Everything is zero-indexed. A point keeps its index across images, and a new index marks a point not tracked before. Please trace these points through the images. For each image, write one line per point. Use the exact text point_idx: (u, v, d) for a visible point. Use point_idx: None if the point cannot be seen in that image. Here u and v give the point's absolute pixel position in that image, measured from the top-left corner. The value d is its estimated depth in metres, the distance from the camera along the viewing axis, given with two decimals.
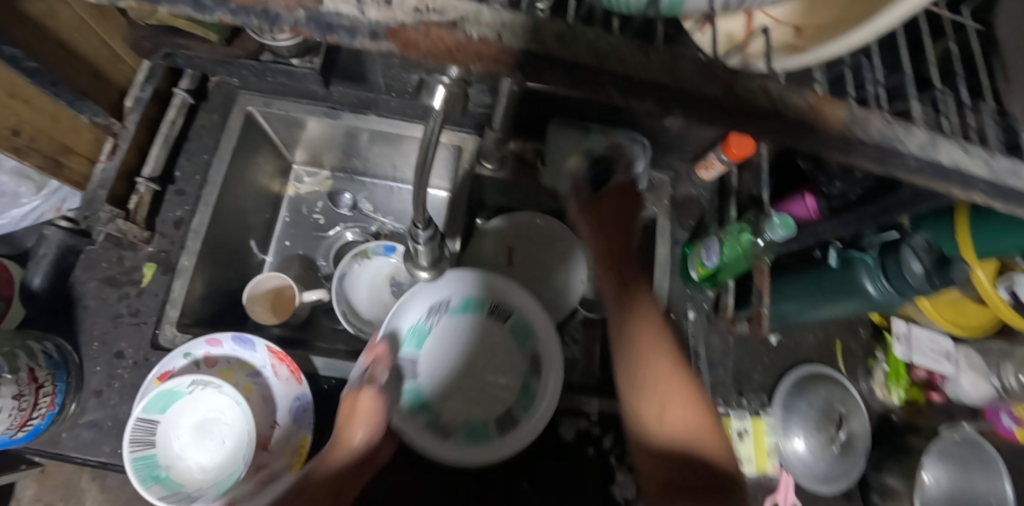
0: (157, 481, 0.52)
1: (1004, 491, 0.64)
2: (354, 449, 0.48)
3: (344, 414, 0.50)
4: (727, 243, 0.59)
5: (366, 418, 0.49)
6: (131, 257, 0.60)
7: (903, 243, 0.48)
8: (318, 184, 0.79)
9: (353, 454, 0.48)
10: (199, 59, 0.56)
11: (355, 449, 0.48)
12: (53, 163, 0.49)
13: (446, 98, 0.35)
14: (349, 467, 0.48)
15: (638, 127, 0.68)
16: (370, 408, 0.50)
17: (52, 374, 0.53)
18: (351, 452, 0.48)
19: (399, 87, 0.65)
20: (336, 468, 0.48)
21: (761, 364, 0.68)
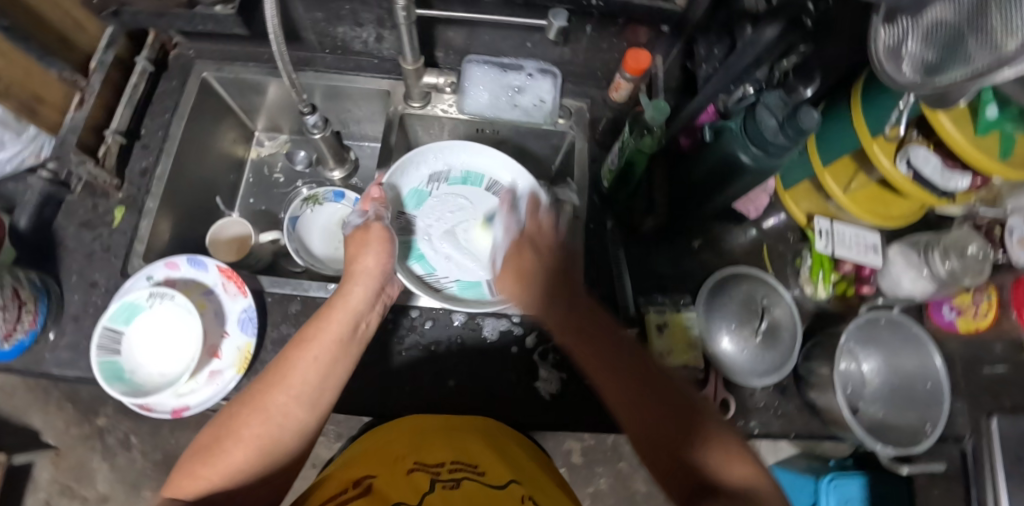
0: (120, 381, 0.59)
1: (933, 362, 0.65)
2: (354, 301, 0.52)
3: (355, 246, 0.57)
4: (624, 142, 0.66)
5: (377, 247, 0.57)
6: (104, 203, 0.69)
7: (761, 102, 0.52)
8: (277, 147, 0.88)
9: (353, 306, 0.52)
10: (143, 14, 0.61)
11: (360, 306, 0.52)
12: (27, 109, 0.60)
13: None
14: (350, 324, 0.51)
15: (547, 60, 0.74)
16: (379, 235, 0.58)
17: (35, 296, 0.61)
18: (355, 309, 0.52)
19: (331, 43, 0.74)
20: (339, 327, 0.50)
21: (682, 267, 0.73)
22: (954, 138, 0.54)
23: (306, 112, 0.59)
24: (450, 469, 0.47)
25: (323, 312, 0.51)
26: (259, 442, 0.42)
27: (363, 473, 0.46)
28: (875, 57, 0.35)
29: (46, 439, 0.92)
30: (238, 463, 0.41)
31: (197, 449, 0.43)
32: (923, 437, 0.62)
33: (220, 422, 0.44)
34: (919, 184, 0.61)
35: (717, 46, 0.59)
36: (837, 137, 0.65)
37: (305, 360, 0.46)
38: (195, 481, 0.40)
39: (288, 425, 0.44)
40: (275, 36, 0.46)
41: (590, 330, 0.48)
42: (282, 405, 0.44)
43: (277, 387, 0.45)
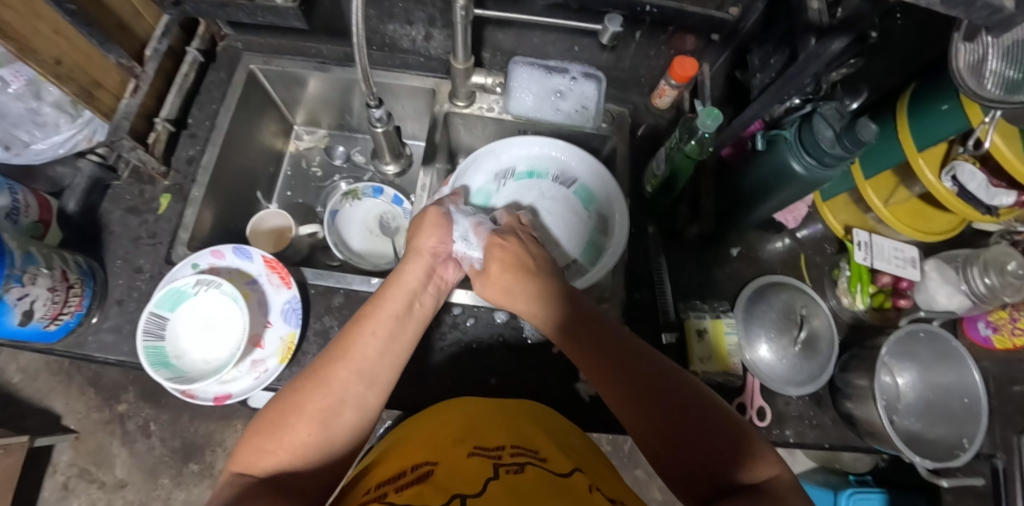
0: (165, 367, 0.59)
1: (972, 377, 0.64)
2: (408, 283, 0.51)
3: (416, 227, 0.57)
4: (671, 148, 0.65)
5: (432, 231, 0.56)
6: (150, 190, 0.70)
7: (817, 113, 0.53)
8: (315, 141, 0.89)
9: (408, 287, 0.51)
10: (203, 4, 0.61)
11: (411, 285, 0.51)
12: (86, 93, 0.60)
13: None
14: (405, 303, 0.49)
15: (591, 64, 0.75)
16: (435, 221, 0.56)
17: (81, 279, 0.62)
18: (408, 288, 0.51)
19: (379, 40, 0.75)
20: (395, 304, 0.48)
21: (722, 275, 0.73)
22: (1005, 157, 0.54)
23: (373, 106, 0.58)
24: (512, 452, 0.43)
25: (381, 291, 0.50)
26: (327, 415, 0.39)
27: (420, 459, 0.43)
28: (959, 73, 0.36)
29: (66, 424, 0.87)
30: (304, 436, 0.38)
31: (260, 425, 0.39)
32: (959, 452, 0.62)
33: (285, 395, 0.41)
34: (961, 198, 0.61)
35: (774, 57, 0.58)
36: (883, 151, 0.65)
37: (365, 335, 0.44)
38: (262, 455, 0.37)
39: (351, 401, 0.41)
40: (358, 33, 0.45)
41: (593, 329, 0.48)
42: (345, 379, 0.41)
43: (338, 361, 0.42)
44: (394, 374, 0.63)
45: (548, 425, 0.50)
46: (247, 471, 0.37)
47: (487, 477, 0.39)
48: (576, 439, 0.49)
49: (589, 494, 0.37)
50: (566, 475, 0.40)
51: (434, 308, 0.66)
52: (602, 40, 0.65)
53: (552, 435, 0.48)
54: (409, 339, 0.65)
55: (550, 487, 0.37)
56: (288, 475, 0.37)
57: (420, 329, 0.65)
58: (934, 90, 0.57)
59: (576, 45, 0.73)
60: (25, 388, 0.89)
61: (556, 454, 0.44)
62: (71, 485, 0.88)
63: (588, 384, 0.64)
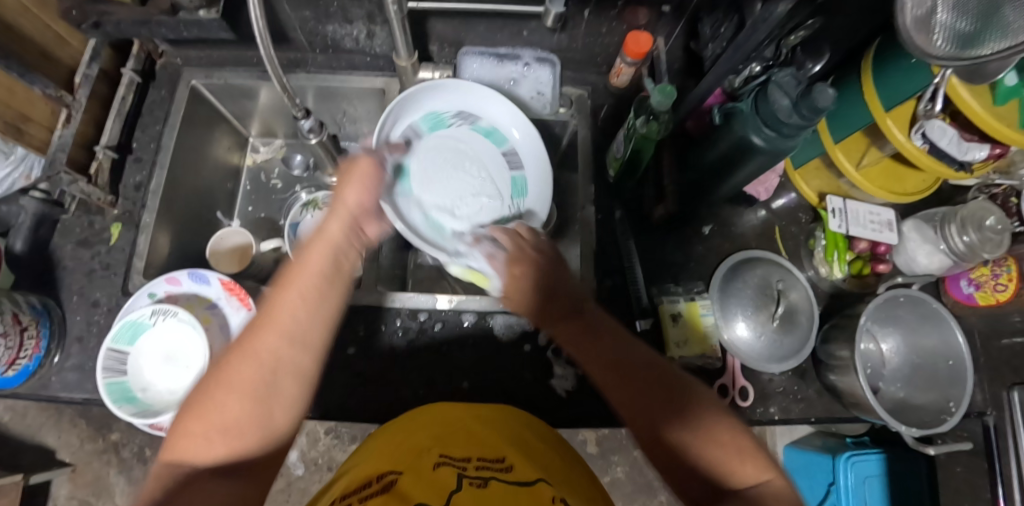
0: (129, 402, 0.58)
1: (956, 338, 0.63)
2: (337, 237, 0.44)
3: (335, 181, 0.47)
4: (629, 128, 0.63)
5: (361, 183, 0.46)
6: (100, 221, 0.68)
7: (772, 82, 0.51)
8: (273, 152, 0.86)
9: (337, 241, 0.43)
10: (124, 23, 0.58)
11: (343, 238, 0.44)
12: (14, 129, 0.57)
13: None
14: (333, 261, 0.42)
15: (544, 47, 0.72)
16: (368, 171, 0.46)
17: (36, 319, 0.60)
18: (337, 243, 0.43)
19: (322, 41, 0.71)
20: (320, 264, 0.41)
21: (696, 255, 0.71)
22: (972, 110, 0.52)
23: (300, 117, 0.56)
24: (476, 465, 0.41)
25: (300, 252, 0.42)
26: (260, 391, 0.34)
27: (387, 467, 0.41)
28: (911, 26, 0.34)
29: (62, 457, 0.88)
30: (237, 413, 0.33)
31: (185, 408, 0.34)
32: (947, 416, 0.61)
33: (209, 375, 0.35)
34: (934, 157, 0.59)
35: (724, 25, 0.56)
36: (850, 114, 0.63)
37: (291, 301, 0.38)
38: (191, 440, 0.32)
39: (286, 368, 0.36)
40: (261, 42, 0.43)
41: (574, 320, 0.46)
42: (274, 348, 0.36)
43: (264, 330, 0.37)
44: (364, 388, 0.62)
45: (518, 426, 0.49)
46: (180, 460, 0.32)
47: (448, 489, 0.37)
48: (543, 446, 0.47)
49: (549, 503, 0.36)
50: (526, 485, 0.38)
51: (401, 315, 0.64)
52: (547, 23, 0.62)
53: (522, 441, 0.46)
54: (378, 349, 0.63)
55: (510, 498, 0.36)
56: (226, 458, 0.32)
57: (388, 339, 0.64)
58: (894, 46, 0.55)
59: (525, 29, 0.70)
60: (15, 426, 0.89)
61: (522, 461, 0.42)
62: None
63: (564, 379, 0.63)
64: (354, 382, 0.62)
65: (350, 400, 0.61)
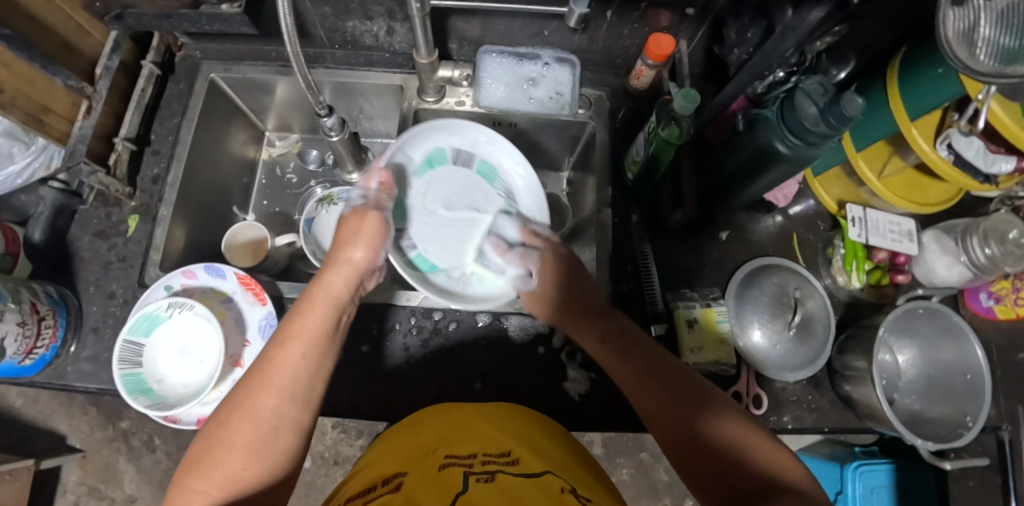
0: (144, 394, 0.58)
1: (974, 354, 0.62)
2: (336, 292, 0.49)
3: (345, 233, 0.53)
4: (649, 132, 0.62)
5: (367, 241, 0.52)
6: (117, 212, 0.68)
7: (799, 88, 0.50)
8: (288, 146, 0.86)
9: (336, 296, 0.48)
10: (146, 16, 0.58)
11: (341, 295, 0.49)
12: (35, 119, 0.57)
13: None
14: (332, 318, 0.46)
15: (564, 48, 0.71)
16: (375, 231, 0.53)
17: (53, 309, 0.60)
18: (337, 298, 0.48)
19: (341, 37, 0.71)
20: (322, 320, 0.46)
21: (713, 261, 0.71)
22: (1002, 122, 0.51)
23: (323, 115, 0.56)
24: (482, 461, 0.41)
25: (302, 306, 0.46)
26: (258, 447, 0.36)
27: (395, 470, 0.40)
28: (954, 42, 0.34)
29: (72, 444, 0.88)
30: (238, 472, 0.35)
31: (188, 464, 0.36)
32: (963, 431, 0.60)
33: (208, 432, 0.37)
34: (958, 168, 0.58)
35: (750, 30, 0.55)
36: (874, 123, 0.62)
37: (291, 358, 0.41)
38: (190, 497, 0.34)
39: (285, 425, 0.38)
40: (288, 39, 0.42)
41: (636, 351, 0.46)
42: (274, 405, 0.39)
43: (264, 388, 0.39)
44: (376, 387, 0.62)
45: (518, 421, 0.48)
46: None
47: (458, 489, 0.36)
48: (545, 438, 0.46)
49: (563, 496, 0.35)
50: (535, 477, 0.38)
51: (415, 314, 0.64)
52: (570, 24, 0.61)
53: (523, 434, 0.46)
54: (391, 347, 0.63)
55: (513, 498, 0.35)
56: None
57: (402, 337, 0.64)
58: (924, 53, 0.54)
59: (546, 29, 0.69)
60: (27, 411, 0.89)
61: (529, 454, 0.42)
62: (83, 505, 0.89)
63: (577, 382, 0.63)
64: (366, 380, 0.62)
65: (362, 397, 0.61)
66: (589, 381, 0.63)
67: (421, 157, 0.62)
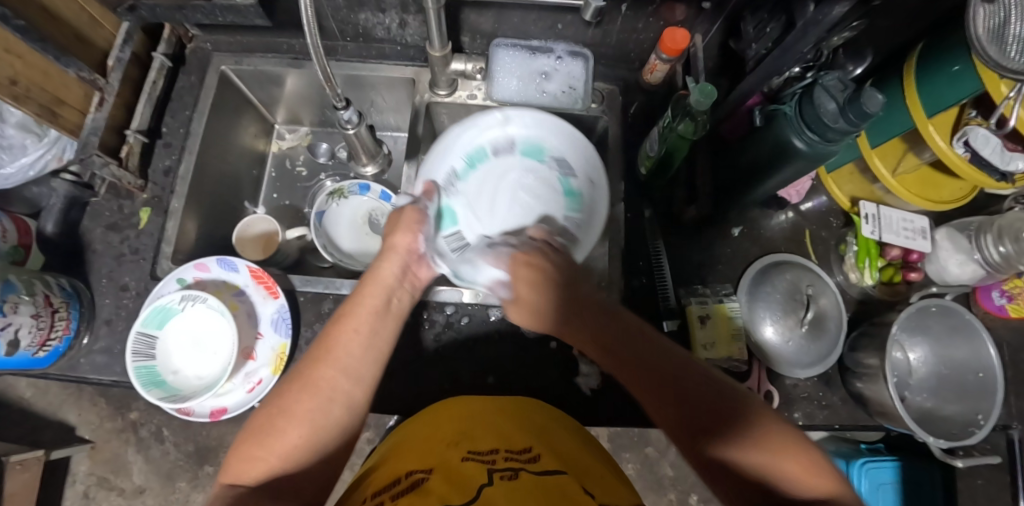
0: (158, 386, 0.58)
1: (988, 353, 0.62)
2: (388, 276, 0.49)
3: (395, 223, 0.53)
4: (663, 126, 0.62)
5: (408, 228, 0.52)
6: (129, 205, 0.68)
7: (818, 84, 0.49)
8: (298, 140, 0.85)
9: (387, 279, 0.48)
10: (161, 7, 0.58)
11: (391, 278, 0.49)
12: (48, 112, 0.57)
13: None
14: (385, 298, 0.47)
15: (577, 41, 0.71)
16: (414, 219, 0.53)
17: (66, 302, 0.60)
18: (387, 282, 0.48)
19: (353, 30, 0.71)
20: (374, 301, 0.46)
21: (725, 257, 0.70)
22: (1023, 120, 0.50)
23: (341, 107, 0.56)
24: (505, 457, 0.40)
25: (358, 287, 0.47)
26: (315, 419, 0.37)
27: (415, 465, 0.40)
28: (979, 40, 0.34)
29: (81, 435, 0.89)
30: (294, 440, 0.36)
31: (247, 432, 0.37)
32: (975, 429, 0.60)
33: (269, 400, 0.38)
34: (975, 165, 0.58)
35: (769, 24, 0.54)
36: (890, 121, 0.62)
37: (348, 333, 0.42)
38: (251, 462, 0.35)
39: (340, 398, 0.39)
40: (310, 29, 0.42)
41: (604, 334, 0.45)
42: (331, 378, 0.39)
43: (323, 361, 0.40)
44: (389, 381, 0.62)
45: (548, 420, 0.48)
46: (237, 482, 0.35)
47: (483, 480, 0.36)
48: (568, 438, 0.46)
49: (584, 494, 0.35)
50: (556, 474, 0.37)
51: (427, 308, 0.64)
52: (585, 17, 0.61)
53: (543, 432, 0.45)
54: (401, 341, 0.63)
55: (550, 494, 0.34)
56: (274, 485, 0.34)
57: (413, 331, 0.64)
58: (945, 47, 0.53)
59: (559, 22, 0.69)
60: (37, 402, 0.90)
61: (552, 452, 0.42)
62: (93, 495, 0.89)
63: (589, 377, 0.63)
64: (379, 374, 0.62)
65: (375, 390, 0.61)
66: (600, 376, 0.63)
67: (461, 160, 0.62)
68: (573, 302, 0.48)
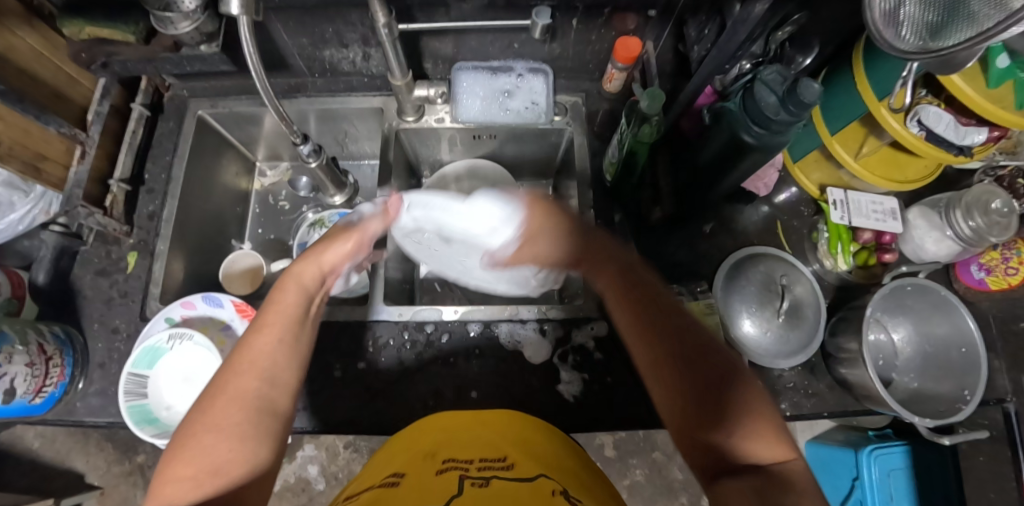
0: (150, 424, 0.60)
1: (967, 326, 0.62)
2: (309, 283, 0.47)
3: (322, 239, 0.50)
4: (621, 133, 0.64)
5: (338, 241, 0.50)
6: (116, 250, 0.71)
7: (758, 80, 0.51)
8: (279, 175, 0.88)
9: (308, 288, 0.46)
10: (130, 60, 0.61)
11: (310, 285, 0.47)
12: (31, 167, 0.60)
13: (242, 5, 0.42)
14: (305, 304, 0.45)
15: (535, 58, 0.73)
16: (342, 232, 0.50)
17: (60, 348, 0.62)
18: (308, 289, 0.46)
19: (320, 66, 0.74)
20: (293, 307, 0.44)
21: (698, 253, 0.71)
22: (964, 93, 0.52)
23: (299, 142, 0.59)
24: (480, 467, 0.40)
25: (272, 296, 0.45)
26: (244, 430, 0.36)
27: (389, 472, 0.41)
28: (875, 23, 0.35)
29: (91, 481, 0.90)
30: (226, 454, 0.35)
31: (170, 449, 0.35)
32: (962, 406, 0.60)
33: (191, 418, 0.37)
34: (931, 143, 0.59)
35: (708, 27, 0.58)
36: (844, 107, 0.63)
37: (267, 345, 0.41)
38: (175, 484, 0.33)
39: (267, 409, 0.38)
40: (251, 63, 0.45)
41: (641, 306, 0.42)
42: (255, 390, 0.39)
43: (242, 373, 0.39)
44: (376, 402, 0.63)
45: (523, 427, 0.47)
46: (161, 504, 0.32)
47: (452, 492, 0.36)
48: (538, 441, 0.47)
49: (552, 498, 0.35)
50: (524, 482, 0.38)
51: (408, 328, 0.66)
52: (535, 36, 0.63)
53: (524, 442, 0.45)
54: (385, 362, 0.65)
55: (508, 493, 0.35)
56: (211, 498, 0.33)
57: (395, 352, 0.65)
58: None
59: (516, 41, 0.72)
60: (45, 452, 0.91)
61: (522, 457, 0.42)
62: None
63: (571, 384, 0.63)
64: (363, 397, 0.63)
65: (364, 411, 0.62)
66: (583, 382, 0.63)
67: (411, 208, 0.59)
68: (625, 270, 0.45)
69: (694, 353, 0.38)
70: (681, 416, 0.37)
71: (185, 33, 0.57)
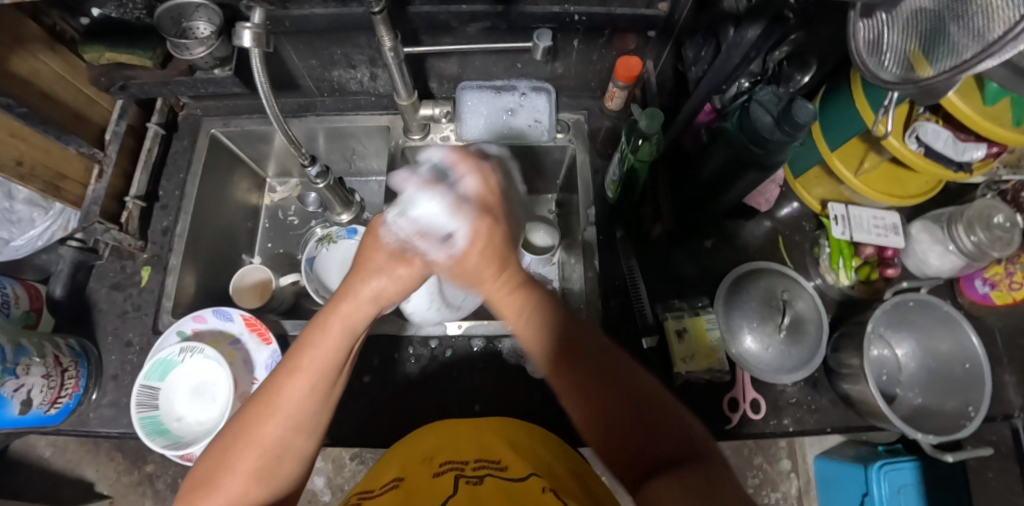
0: (161, 435, 0.61)
1: (971, 343, 0.62)
2: (356, 321, 0.41)
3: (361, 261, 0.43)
4: (621, 151, 0.65)
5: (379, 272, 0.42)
6: (131, 264, 0.73)
7: (754, 100, 0.52)
8: (289, 191, 0.90)
9: (354, 327, 0.41)
10: (147, 83, 0.64)
11: (357, 323, 0.41)
12: (51, 187, 0.64)
13: (253, 37, 0.45)
14: (343, 350, 0.40)
15: (537, 78, 0.75)
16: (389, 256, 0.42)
17: (75, 361, 0.64)
18: (354, 329, 0.41)
19: (329, 85, 0.76)
20: (333, 352, 0.40)
21: (699, 267, 0.72)
22: (961, 112, 0.52)
23: (308, 163, 0.61)
24: (475, 465, 0.41)
25: (309, 333, 0.41)
26: (263, 473, 0.37)
27: (392, 476, 0.42)
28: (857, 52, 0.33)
29: (100, 491, 0.91)
30: (237, 493, 0.36)
31: (193, 486, 0.37)
32: (966, 422, 0.60)
33: (216, 451, 0.38)
34: (931, 159, 0.59)
35: (705, 49, 0.59)
36: (843, 124, 0.64)
37: (299, 391, 0.38)
38: None
39: (289, 453, 0.38)
40: (262, 89, 0.47)
41: (576, 355, 0.41)
42: (280, 435, 0.38)
43: (269, 418, 0.38)
44: (380, 415, 0.64)
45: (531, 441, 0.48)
46: None
47: (446, 493, 0.37)
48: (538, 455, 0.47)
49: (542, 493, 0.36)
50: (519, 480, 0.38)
51: (413, 342, 0.67)
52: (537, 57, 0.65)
53: (527, 451, 0.45)
54: (390, 376, 0.66)
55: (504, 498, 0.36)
56: None
57: (400, 365, 0.66)
58: None
59: (519, 62, 0.74)
60: (56, 461, 0.93)
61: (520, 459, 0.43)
62: None
63: None
64: (368, 410, 0.64)
65: (368, 425, 0.63)
66: None
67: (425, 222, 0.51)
68: (564, 317, 0.44)
69: (631, 392, 0.39)
70: (616, 448, 0.36)
71: (200, 58, 0.60)
